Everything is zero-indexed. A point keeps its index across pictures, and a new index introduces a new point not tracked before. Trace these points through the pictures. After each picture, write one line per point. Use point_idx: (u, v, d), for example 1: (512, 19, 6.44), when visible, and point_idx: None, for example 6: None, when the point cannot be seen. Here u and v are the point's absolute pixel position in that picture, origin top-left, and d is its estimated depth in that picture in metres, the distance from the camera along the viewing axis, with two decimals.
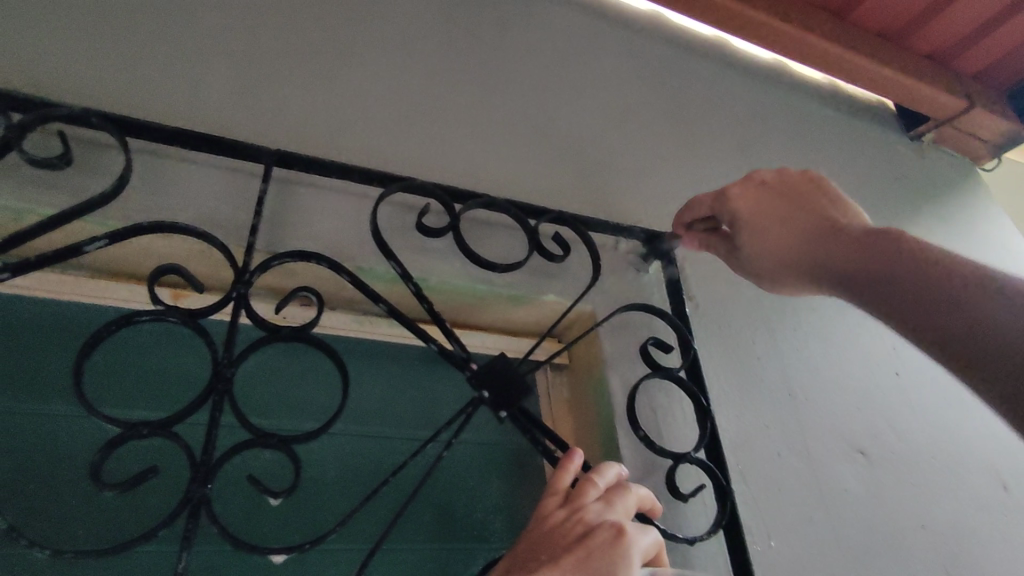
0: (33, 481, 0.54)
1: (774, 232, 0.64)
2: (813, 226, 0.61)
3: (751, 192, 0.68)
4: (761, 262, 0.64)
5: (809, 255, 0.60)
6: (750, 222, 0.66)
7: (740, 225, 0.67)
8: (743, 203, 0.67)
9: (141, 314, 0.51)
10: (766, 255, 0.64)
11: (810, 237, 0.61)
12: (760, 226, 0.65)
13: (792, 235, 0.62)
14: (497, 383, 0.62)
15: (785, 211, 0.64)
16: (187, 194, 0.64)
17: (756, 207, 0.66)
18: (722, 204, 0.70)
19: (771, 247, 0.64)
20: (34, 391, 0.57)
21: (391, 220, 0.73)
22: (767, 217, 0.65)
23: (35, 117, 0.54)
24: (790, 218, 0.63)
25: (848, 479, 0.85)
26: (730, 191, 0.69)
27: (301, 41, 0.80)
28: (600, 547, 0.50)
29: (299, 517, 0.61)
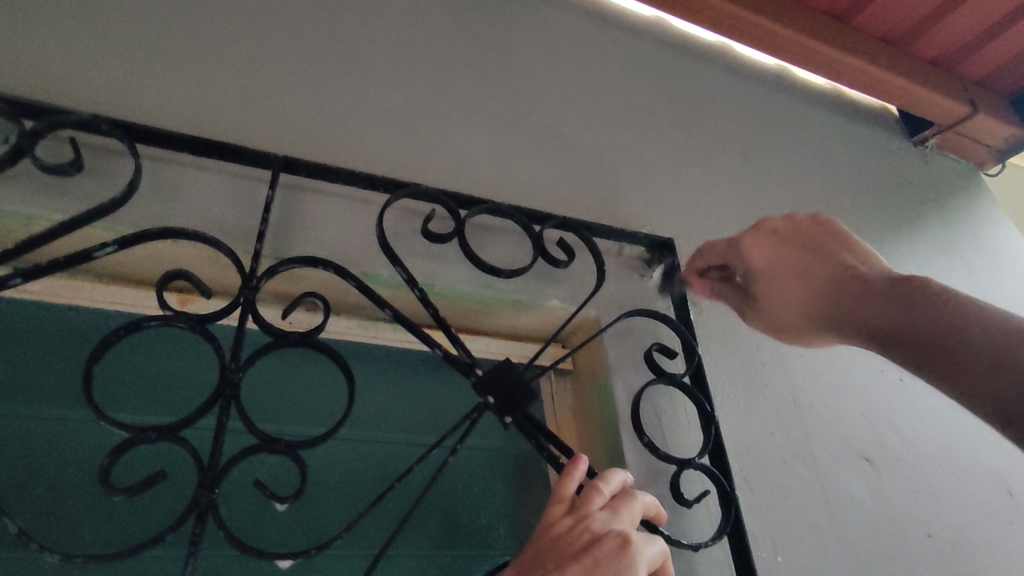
0: (42, 486, 0.55)
1: (796, 288, 0.62)
2: (832, 282, 0.60)
3: (767, 243, 0.66)
4: (782, 318, 0.63)
5: (835, 313, 0.59)
6: (771, 276, 0.64)
7: (757, 279, 0.65)
8: (758, 252, 0.66)
9: (150, 320, 0.52)
10: (790, 313, 0.62)
11: (835, 296, 0.59)
12: (782, 282, 0.63)
13: (814, 293, 0.61)
14: (502, 389, 0.63)
15: (803, 264, 0.62)
16: (194, 199, 0.64)
17: (773, 259, 0.64)
18: (738, 255, 0.68)
19: (796, 306, 0.62)
20: (42, 395, 0.58)
21: (396, 226, 0.73)
22: (787, 272, 0.63)
23: (46, 124, 0.55)
24: (808, 272, 0.62)
25: (852, 486, 0.85)
26: (744, 243, 0.67)
27: (308, 48, 0.81)
28: (606, 556, 0.51)
29: (305, 522, 0.61)
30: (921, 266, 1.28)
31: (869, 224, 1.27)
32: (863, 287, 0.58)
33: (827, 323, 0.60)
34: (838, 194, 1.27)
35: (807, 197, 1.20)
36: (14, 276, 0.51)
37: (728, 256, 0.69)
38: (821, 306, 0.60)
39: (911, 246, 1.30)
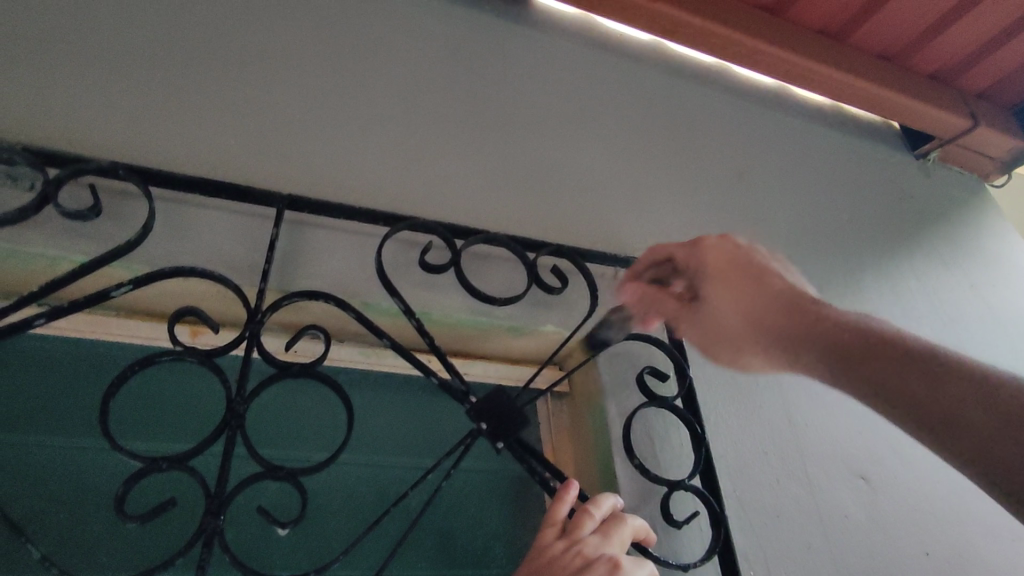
0: (64, 514, 0.59)
1: (749, 297, 0.66)
2: (790, 301, 0.64)
3: (723, 247, 0.71)
4: (727, 326, 0.68)
5: (796, 332, 0.61)
6: (716, 281, 0.70)
7: (707, 282, 0.70)
8: (712, 258, 0.71)
9: (162, 355, 0.55)
10: (729, 314, 0.68)
11: (801, 316, 0.62)
12: (727, 284, 0.68)
13: (772, 306, 0.64)
14: (496, 415, 0.66)
15: (758, 276, 0.67)
16: (203, 237, 0.68)
17: (727, 266, 0.70)
18: (693, 252, 0.72)
19: (739, 306, 0.67)
20: (65, 425, 0.62)
21: (395, 257, 0.76)
22: (741, 277, 0.68)
23: (68, 172, 0.60)
24: (759, 285, 0.67)
25: (848, 504, 0.86)
26: (706, 241, 0.72)
27: (310, 88, 0.85)
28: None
29: (308, 545, 0.65)
30: (922, 281, 1.29)
31: (870, 240, 1.28)
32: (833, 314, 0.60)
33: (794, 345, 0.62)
34: (837, 210, 1.28)
35: (805, 215, 1.22)
36: (38, 317, 0.55)
37: (680, 254, 0.73)
38: (765, 318, 0.65)
39: (914, 261, 1.31)
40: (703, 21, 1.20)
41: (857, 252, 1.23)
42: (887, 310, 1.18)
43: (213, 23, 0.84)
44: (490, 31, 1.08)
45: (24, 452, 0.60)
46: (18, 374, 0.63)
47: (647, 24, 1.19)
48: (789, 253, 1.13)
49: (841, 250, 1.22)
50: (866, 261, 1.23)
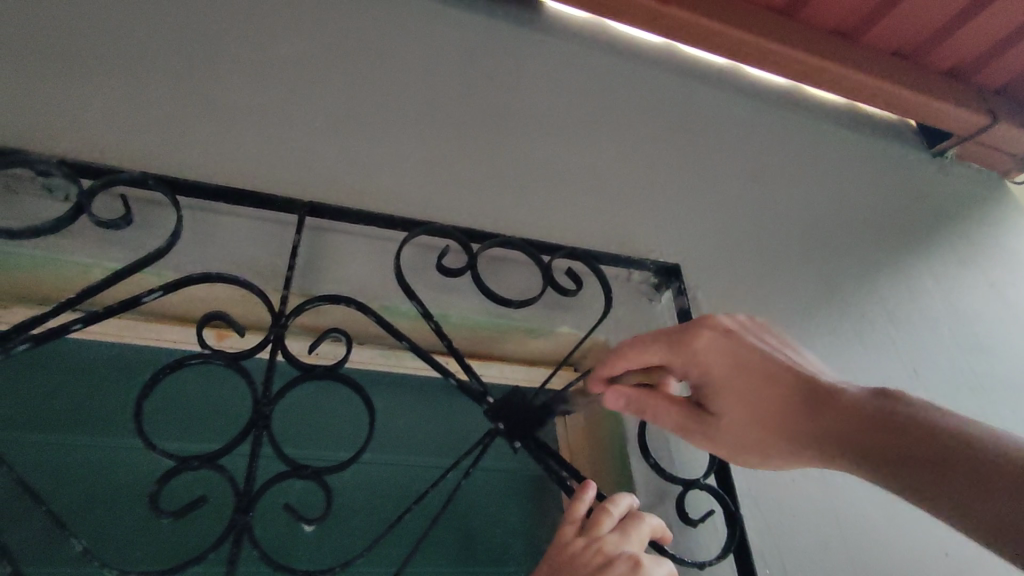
0: (103, 510, 0.61)
1: (763, 403, 0.59)
2: (797, 398, 0.57)
3: (717, 345, 0.61)
4: (757, 443, 0.59)
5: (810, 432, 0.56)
6: (727, 388, 0.60)
7: (715, 391, 0.61)
8: (709, 359, 0.60)
9: (190, 358, 0.57)
10: (747, 426, 0.59)
11: (810, 415, 0.56)
12: (739, 394, 0.59)
13: (787, 409, 0.58)
14: (512, 416, 0.67)
15: (765, 376, 0.59)
16: (228, 244, 0.70)
17: (734, 370, 0.60)
18: (686, 356, 0.61)
19: (751, 417, 0.59)
20: (101, 425, 0.65)
21: (413, 261, 0.78)
22: (752, 385, 0.59)
23: (101, 184, 0.63)
24: (770, 384, 0.59)
25: (865, 504, 0.86)
26: (696, 343, 0.61)
27: (327, 98, 0.87)
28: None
29: (332, 542, 0.67)
30: (940, 280, 1.28)
31: (887, 239, 1.27)
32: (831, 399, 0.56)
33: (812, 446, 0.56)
34: (853, 209, 1.27)
35: (819, 215, 1.22)
36: (76, 321, 0.58)
37: (669, 357, 0.62)
38: (784, 423, 0.58)
39: (932, 260, 1.30)
40: (715, 24, 1.20)
41: (873, 251, 1.23)
42: (903, 311, 1.17)
43: (233, 36, 0.86)
44: (502, 38, 1.09)
45: (62, 450, 0.63)
46: (55, 376, 0.66)
47: (658, 27, 1.20)
48: (803, 254, 1.13)
49: (856, 250, 1.21)
50: (882, 261, 1.23)
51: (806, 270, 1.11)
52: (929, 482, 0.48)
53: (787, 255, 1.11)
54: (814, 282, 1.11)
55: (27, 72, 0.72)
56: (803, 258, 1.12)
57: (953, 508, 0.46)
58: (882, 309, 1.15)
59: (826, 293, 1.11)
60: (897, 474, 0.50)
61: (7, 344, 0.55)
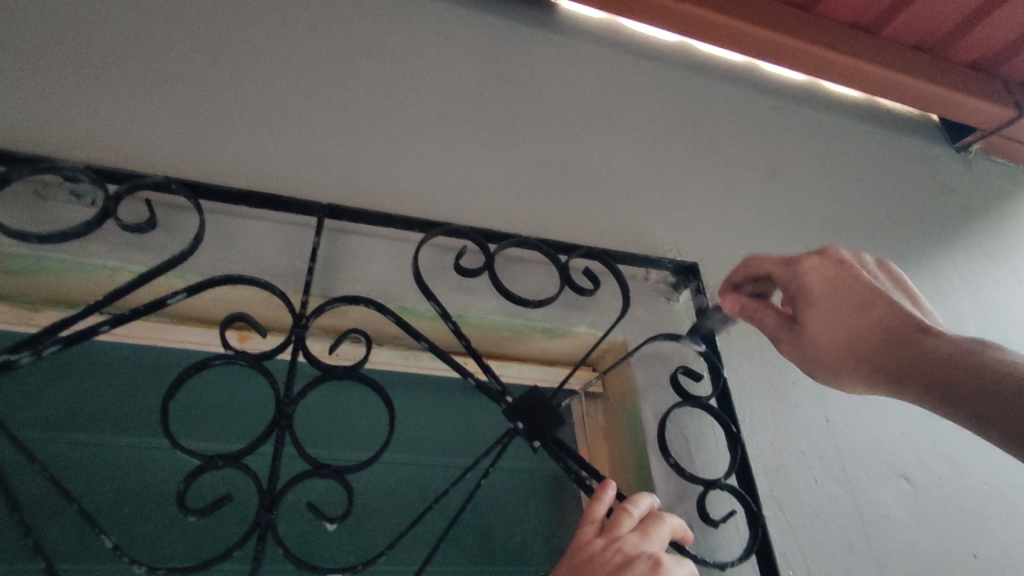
0: (130, 508, 0.63)
1: (847, 320, 0.64)
2: (890, 322, 0.62)
3: (825, 268, 0.67)
4: (822, 343, 0.65)
5: (886, 356, 0.61)
6: (824, 304, 0.66)
7: (811, 307, 0.66)
8: (815, 279, 0.67)
9: (214, 358, 0.58)
10: (830, 345, 0.64)
11: (909, 344, 0.60)
12: (835, 316, 0.65)
13: (878, 335, 0.62)
14: (531, 415, 0.67)
15: (866, 303, 0.64)
16: (249, 246, 0.71)
17: (836, 288, 0.66)
18: (792, 273, 0.68)
19: (840, 339, 0.64)
20: (127, 425, 0.66)
21: (431, 262, 0.79)
22: (841, 299, 0.65)
23: (126, 189, 0.64)
24: (873, 315, 0.63)
25: (890, 504, 0.85)
26: (805, 264, 0.68)
27: (345, 102, 0.88)
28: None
29: (354, 542, 0.67)
30: (965, 275, 1.25)
31: (910, 235, 1.25)
32: (907, 334, 0.61)
33: (852, 356, 0.63)
34: (874, 205, 1.25)
35: (839, 210, 1.20)
36: (102, 323, 0.59)
37: (777, 271, 0.70)
38: (869, 346, 0.62)
39: (956, 256, 1.27)
40: (730, 20, 1.19)
41: (895, 247, 1.21)
42: None
43: (252, 41, 0.88)
44: (517, 39, 1.09)
45: (90, 449, 0.64)
46: (82, 377, 0.67)
47: (674, 25, 1.19)
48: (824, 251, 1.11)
49: (877, 246, 1.19)
50: (905, 257, 1.20)
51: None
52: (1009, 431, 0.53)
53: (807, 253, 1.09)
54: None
55: (55, 81, 0.73)
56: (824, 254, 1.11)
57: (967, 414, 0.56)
58: None
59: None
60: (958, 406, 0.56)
61: (37, 346, 0.57)
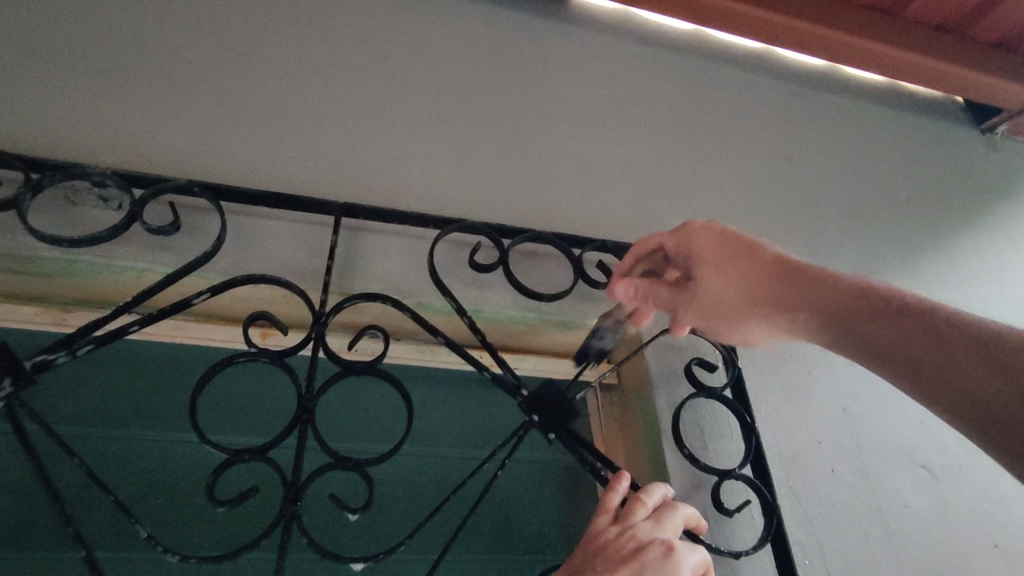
0: (163, 499, 0.66)
1: (733, 269, 0.65)
2: (776, 261, 0.63)
3: (709, 229, 0.69)
4: (717, 301, 0.65)
5: (788, 300, 0.61)
6: (708, 260, 0.66)
7: (698, 264, 0.67)
8: (701, 240, 0.68)
9: (239, 355, 0.60)
10: (724, 295, 0.64)
11: (816, 286, 0.60)
12: (721, 267, 0.65)
13: (772, 282, 0.62)
14: (547, 407, 0.68)
15: (746, 252, 0.65)
16: (269, 246, 0.73)
17: (713, 244, 0.67)
18: (681, 239, 0.70)
19: (731, 291, 0.64)
20: (158, 420, 0.69)
21: (446, 257, 0.80)
22: (724, 253, 0.66)
23: (150, 192, 0.67)
24: (758, 265, 0.64)
25: (908, 494, 0.85)
26: (692, 229, 0.70)
27: (359, 100, 0.89)
28: (653, 564, 0.55)
29: (376, 532, 0.70)
30: (988, 260, 1.23)
31: (931, 220, 1.23)
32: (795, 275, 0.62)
33: (753, 300, 0.63)
34: (893, 191, 1.23)
35: (856, 197, 1.18)
36: (132, 323, 0.61)
37: (668, 242, 0.71)
38: (762, 287, 0.63)
39: (979, 242, 1.25)
40: (742, 6, 1.18)
41: (915, 233, 1.19)
42: (948, 295, 1.14)
43: (266, 43, 0.89)
44: (527, 31, 1.09)
45: (124, 443, 0.67)
46: (113, 374, 0.70)
47: (685, 12, 1.18)
48: (841, 238, 1.11)
49: (898, 232, 1.17)
50: (925, 242, 1.19)
51: (844, 257, 1.09)
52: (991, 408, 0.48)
53: (824, 241, 1.09)
54: (852, 267, 1.08)
55: (78, 88, 0.76)
56: (841, 243, 1.10)
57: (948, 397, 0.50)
58: (926, 292, 1.12)
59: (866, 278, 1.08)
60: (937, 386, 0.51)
61: (72, 346, 0.59)
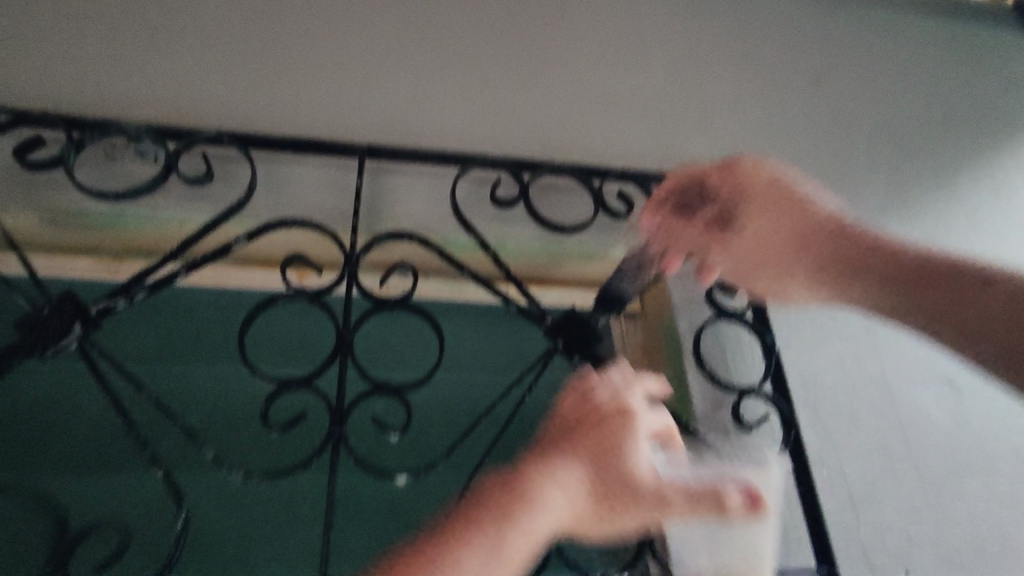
0: (221, 428, 0.72)
1: (776, 219, 0.70)
2: (821, 218, 0.68)
3: (758, 170, 0.72)
4: (750, 247, 0.72)
5: (826, 252, 0.67)
6: (754, 205, 0.72)
7: (744, 206, 0.72)
8: (751, 179, 0.72)
9: (278, 298, 0.66)
10: (759, 243, 0.72)
11: (847, 240, 0.66)
12: (767, 212, 0.71)
13: (815, 235, 0.68)
14: (569, 332, 0.73)
15: (791, 204, 0.70)
16: (298, 193, 0.77)
17: (766, 188, 0.71)
18: (731, 175, 0.72)
19: (770, 239, 0.71)
20: (210, 359, 0.75)
21: (469, 196, 0.82)
22: (770, 199, 0.71)
23: (184, 143, 0.70)
24: (804, 223, 0.69)
25: (931, 408, 0.85)
26: (742, 165, 0.72)
27: (374, 26, 0.85)
28: (611, 423, 0.53)
29: (416, 453, 0.76)
30: None
31: (976, 132, 1.18)
32: (840, 228, 0.67)
33: (790, 253, 0.69)
34: (941, 101, 1.17)
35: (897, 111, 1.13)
36: (180, 269, 0.66)
37: (714, 172, 0.73)
38: (806, 240, 0.68)
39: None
40: None
41: (956, 147, 1.15)
42: (986, 211, 1.13)
43: None
44: None
45: (181, 379, 0.73)
46: (166, 317, 0.75)
47: None
48: (872, 158, 1.09)
49: (940, 146, 1.14)
50: (966, 158, 1.15)
51: (874, 179, 1.08)
52: (1022, 358, 0.51)
53: (853, 162, 1.08)
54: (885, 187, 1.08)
55: (97, 39, 0.76)
56: (872, 163, 1.09)
57: (982, 346, 0.53)
58: (961, 209, 1.12)
59: (888, 201, 1.09)
60: (969, 334, 0.54)
61: (129, 292, 0.65)
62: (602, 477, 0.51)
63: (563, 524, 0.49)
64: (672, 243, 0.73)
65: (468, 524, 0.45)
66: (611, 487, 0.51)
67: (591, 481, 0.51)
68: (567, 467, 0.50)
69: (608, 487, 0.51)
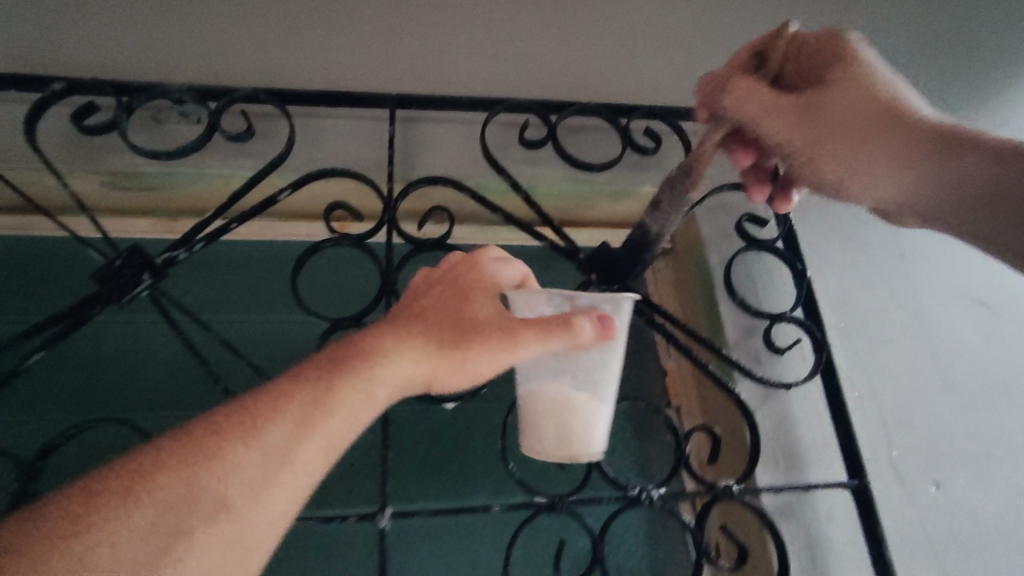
0: (279, 368, 0.77)
1: (862, 103, 0.60)
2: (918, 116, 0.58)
3: (859, 51, 0.63)
4: (823, 126, 0.60)
5: (913, 150, 0.58)
6: (840, 83, 0.61)
7: (830, 81, 0.62)
8: (849, 56, 0.62)
9: (325, 243, 0.69)
10: (834, 123, 0.60)
11: (946, 146, 0.56)
12: (855, 93, 0.60)
13: (908, 132, 0.58)
14: (601, 264, 0.75)
15: (888, 93, 0.60)
16: (334, 144, 0.80)
17: (863, 68, 0.61)
18: (830, 48, 0.63)
19: (848, 121, 0.60)
20: (264, 305, 0.80)
21: (498, 139, 0.84)
22: (864, 80, 0.61)
23: (224, 102, 0.73)
24: (896, 114, 0.59)
25: (964, 330, 0.86)
26: (844, 42, 0.63)
27: None
28: (450, 284, 0.54)
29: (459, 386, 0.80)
30: None
31: None
32: (942, 124, 0.58)
33: (870, 144, 0.59)
34: None
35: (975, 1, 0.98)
36: (231, 221, 0.70)
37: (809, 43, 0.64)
38: (893, 132, 0.58)
39: None
40: None
41: None
42: None
43: None
44: None
45: (239, 325, 0.78)
46: (220, 266, 0.80)
47: None
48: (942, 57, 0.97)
49: None
50: None
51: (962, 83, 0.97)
52: None
53: (943, 61, 0.96)
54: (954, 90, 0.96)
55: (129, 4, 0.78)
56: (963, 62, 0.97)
57: None
58: None
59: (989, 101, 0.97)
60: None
61: (187, 244, 0.69)
62: (438, 330, 0.52)
63: (403, 382, 0.50)
64: (742, 102, 0.62)
65: (283, 384, 0.47)
66: (448, 341, 0.51)
67: (430, 333, 0.52)
68: (401, 330, 0.51)
69: (443, 332, 0.51)
